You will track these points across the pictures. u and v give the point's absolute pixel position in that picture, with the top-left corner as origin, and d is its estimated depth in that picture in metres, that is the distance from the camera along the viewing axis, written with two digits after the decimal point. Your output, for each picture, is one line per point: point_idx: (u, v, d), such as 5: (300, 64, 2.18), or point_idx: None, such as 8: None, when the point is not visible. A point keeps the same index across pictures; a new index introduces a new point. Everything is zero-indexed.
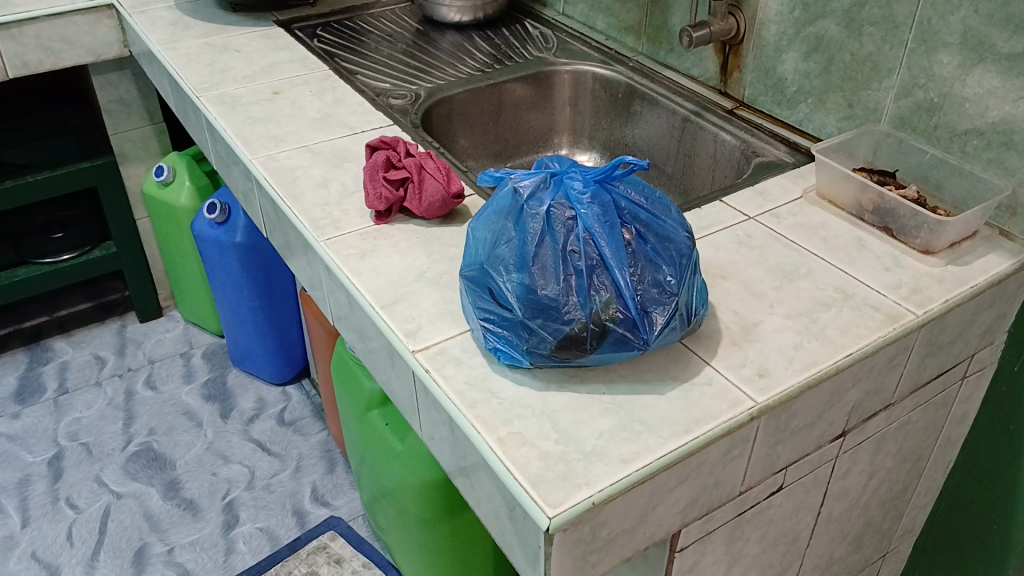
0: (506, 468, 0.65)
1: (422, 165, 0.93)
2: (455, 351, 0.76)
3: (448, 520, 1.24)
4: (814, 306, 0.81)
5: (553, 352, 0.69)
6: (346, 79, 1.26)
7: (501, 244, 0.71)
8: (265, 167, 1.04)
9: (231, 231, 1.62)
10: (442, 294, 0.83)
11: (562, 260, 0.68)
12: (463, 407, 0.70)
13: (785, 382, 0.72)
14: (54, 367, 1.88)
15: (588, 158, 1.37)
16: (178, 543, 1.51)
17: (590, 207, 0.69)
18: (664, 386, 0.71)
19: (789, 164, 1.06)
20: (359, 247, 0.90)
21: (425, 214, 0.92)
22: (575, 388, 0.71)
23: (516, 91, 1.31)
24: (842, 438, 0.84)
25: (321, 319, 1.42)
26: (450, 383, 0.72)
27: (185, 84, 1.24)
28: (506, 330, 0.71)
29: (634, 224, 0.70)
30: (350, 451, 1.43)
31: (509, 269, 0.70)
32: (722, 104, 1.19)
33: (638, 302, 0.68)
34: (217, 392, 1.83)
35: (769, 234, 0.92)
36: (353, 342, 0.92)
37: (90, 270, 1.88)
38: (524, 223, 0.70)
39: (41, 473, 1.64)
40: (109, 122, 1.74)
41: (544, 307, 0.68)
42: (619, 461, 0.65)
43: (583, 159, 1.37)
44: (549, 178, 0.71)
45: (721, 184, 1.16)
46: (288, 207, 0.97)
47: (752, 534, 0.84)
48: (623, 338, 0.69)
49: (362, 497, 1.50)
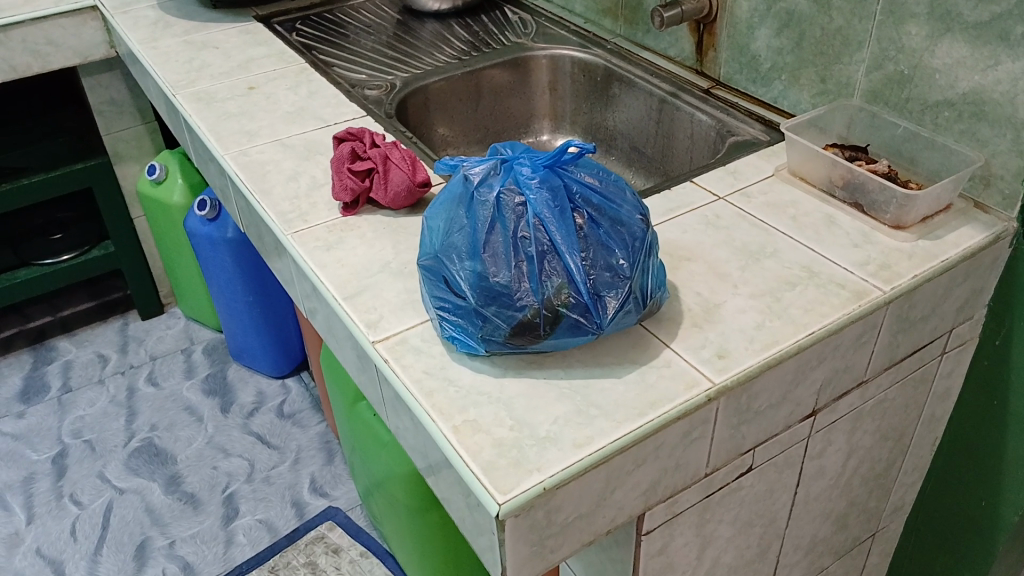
0: (459, 455, 0.65)
1: (388, 155, 0.93)
2: (415, 341, 0.76)
3: (437, 509, 1.25)
4: (778, 285, 0.81)
5: (507, 339, 0.69)
6: (322, 72, 1.26)
7: (453, 232, 0.71)
8: (237, 162, 1.04)
9: (222, 227, 1.64)
10: (405, 284, 0.83)
11: (512, 247, 0.68)
12: (420, 396, 0.70)
13: (744, 363, 0.72)
14: (58, 366, 1.91)
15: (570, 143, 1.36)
16: (178, 536, 1.53)
17: (539, 192, 0.68)
18: (621, 370, 0.71)
19: (764, 142, 1.05)
20: (325, 239, 0.90)
21: (392, 205, 0.92)
22: (532, 374, 0.71)
23: (495, 77, 1.30)
24: (812, 417, 0.84)
25: None
26: (408, 372, 0.73)
27: (163, 83, 1.24)
28: (461, 318, 0.71)
29: (586, 208, 0.69)
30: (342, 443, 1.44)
31: (461, 257, 0.70)
32: (698, 84, 1.17)
33: (590, 286, 0.68)
34: (217, 387, 1.85)
35: (738, 214, 0.91)
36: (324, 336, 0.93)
37: (90, 269, 1.89)
38: (475, 211, 0.70)
39: (45, 470, 1.67)
40: (101, 122, 1.75)
41: (496, 294, 0.68)
42: (572, 446, 0.65)
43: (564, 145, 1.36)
44: (500, 165, 0.71)
45: (698, 165, 1.15)
46: (258, 202, 0.97)
47: (723, 516, 0.84)
48: (576, 323, 0.69)
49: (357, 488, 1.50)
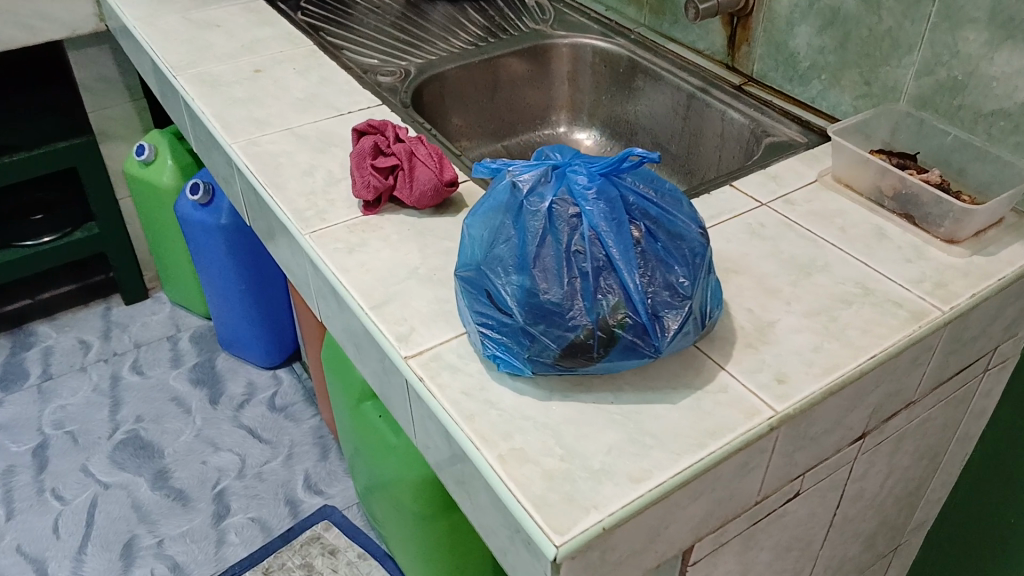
0: (507, 488, 0.60)
1: (412, 153, 0.87)
2: (450, 357, 0.70)
3: (445, 516, 1.21)
4: (832, 303, 0.76)
5: (556, 360, 0.64)
6: (332, 55, 1.19)
7: (499, 243, 0.66)
8: (246, 152, 0.98)
9: (215, 213, 1.56)
10: (435, 293, 0.77)
11: (565, 262, 0.63)
12: (459, 419, 0.65)
13: (806, 390, 0.67)
14: (38, 352, 1.83)
15: (588, 136, 1.30)
16: (167, 534, 1.47)
17: (595, 203, 0.63)
18: (675, 395, 0.66)
19: (802, 145, 1.00)
20: (346, 241, 0.84)
21: (417, 204, 0.87)
22: (580, 398, 0.66)
23: (512, 66, 1.24)
24: (861, 440, 0.80)
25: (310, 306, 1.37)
26: (445, 393, 0.67)
27: (163, 64, 1.17)
28: (505, 336, 0.65)
29: (644, 220, 0.64)
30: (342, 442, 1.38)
31: (507, 270, 0.65)
32: (729, 80, 1.12)
33: (648, 306, 0.63)
34: (206, 377, 1.78)
35: (783, 222, 0.87)
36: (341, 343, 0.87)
37: (74, 252, 1.82)
38: (524, 221, 0.64)
39: (26, 463, 1.60)
40: (88, 99, 1.68)
41: (546, 313, 0.63)
42: (628, 481, 0.60)
43: (582, 139, 1.30)
44: (550, 171, 0.66)
45: (728, 165, 1.10)
46: (271, 197, 0.91)
47: (765, 542, 0.80)
48: (632, 345, 0.63)
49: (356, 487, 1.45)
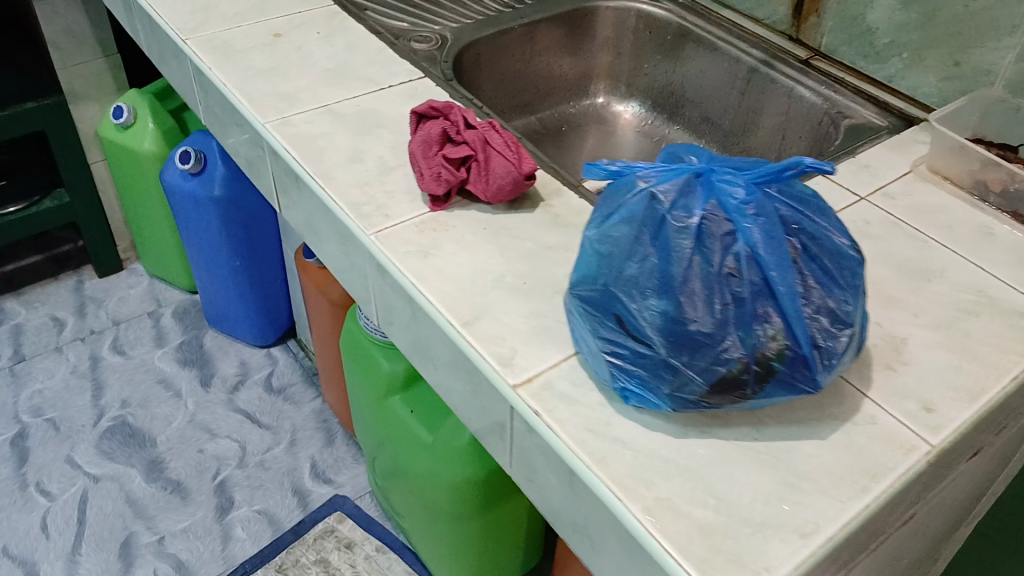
0: (660, 547, 0.53)
1: (485, 141, 0.77)
2: (562, 386, 0.63)
3: (477, 518, 1.13)
4: (959, 316, 0.70)
5: (702, 396, 0.57)
6: (355, 17, 1.07)
7: (634, 262, 0.57)
8: (282, 133, 0.86)
9: (207, 183, 1.43)
10: (530, 306, 0.69)
11: (719, 287, 0.55)
12: (589, 461, 0.57)
13: (955, 418, 0.62)
14: (6, 331, 1.69)
15: (627, 108, 1.23)
16: (168, 531, 1.38)
17: (753, 221, 0.55)
18: (823, 429, 0.61)
19: (885, 129, 0.93)
20: (417, 242, 0.75)
21: (491, 199, 0.78)
22: (717, 435, 0.60)
23: (552, 31, 1.15)
24: (975, 455, 0.75)
25: (325, 289, 1.27)
26: (566, 429, 0.60)
27: (166, 24, 1.04)
28: (642, 368, 0.58)
29: (802, 238, 0.57)
30: (360, 433, 1.30)
31: (646, 294, 0.56)
32: (794, 54, 1.05)
33: (810, 336, 0.56)
34: (194, 356, 1.67)
35: (887, 220, 0.80)
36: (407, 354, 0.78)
37: (43, 222, 1.67)
38: (667, 239, 0.56)
39: (4, 455, 1.48)
40: (56, 56, 1.51)
41: (695, 344, 0.55)
42: (796, 535, 0.54)
43: (621, 110, 1.23)
44: (694, 180, 0.57)
45: (794, 147, 1.03)
46: (319, 187, 0.80)
47: (874, 563, 0.75)
48: (789, 378, 0.57)
49: (372, 477, 1.38)
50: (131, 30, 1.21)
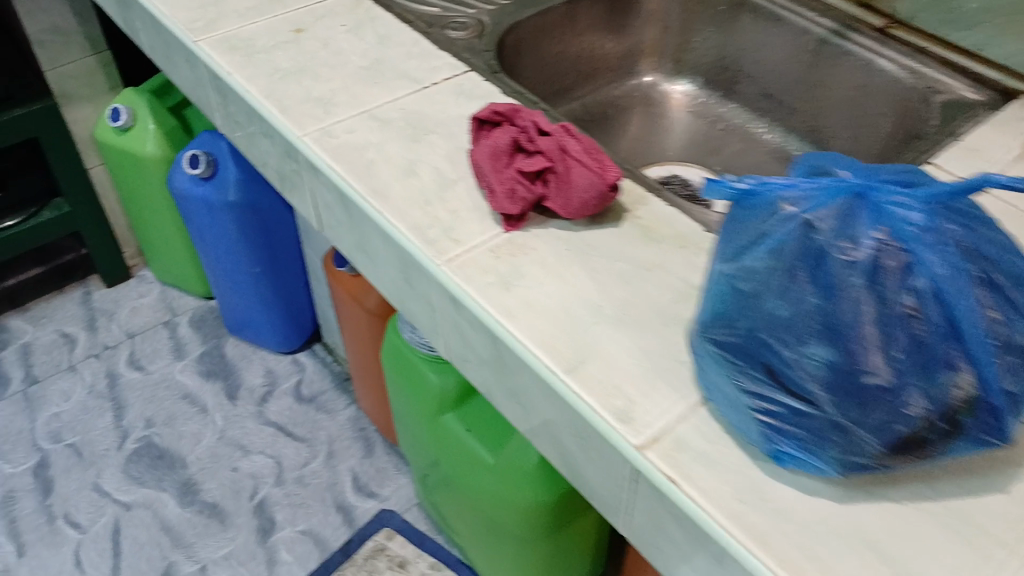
0: None
1: (560, 147, 0.68)
2: (696, 442, 0.54)
3: (549, 540, 1.06)
4: None
5: (876, 456, 0.48)
6: (382, 3, 0.96)
7: (788, 304, 0.48)
8: (323, 146, 0.76)
9: (221, 188, 1.32)
10: (638, 342, 0.59)
11: (898, 332, 0.46)
12: (745, 538, 0.49)
13: None
14: (15, 352, 1.60)
15: (676, 86, 1.13)
16: (209, 559, 1.31)
17: (932, 249, 0.46)
18: (1005, 481, 0.52)
19: (982, 105, 0.82)
20: (498, 271, 0.64)
21: (573, 215, 0.67)
22: (888, 496, 0.51)
23: (595, 7, 1.04)
24: None
25: (361, 298, 1.19)
26: (712, 498, 0.51)
27: (172, 22, 0.92)
28: (802, 425, 0.49)
29: (985, 265, 0.48)
30: (411, 449, 1.22)
31: (806, 342, 0.47)
32: (868, 22, 0.95)
33: (1004, 381, 0.47)
34: (217, 368, 1.58)
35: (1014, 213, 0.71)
36: (489, 394, 0.68)
37: (42, 235, 1.57)
38: (829, 275, 0.47)
39: (27, 487, 1.40)
40: (42, 55, 1.39)
41: (872, 401, 0.46)
42: None
43: (670, 89, 1.13)
44: (853, 204, 0.49)
45: (874, 126, 0.94)
46: (375, 209, 0.70)
47: None
48: (978, 430, 0.48)
49: (419, 491, 1.30)
50: (130, 30, 1.10)
